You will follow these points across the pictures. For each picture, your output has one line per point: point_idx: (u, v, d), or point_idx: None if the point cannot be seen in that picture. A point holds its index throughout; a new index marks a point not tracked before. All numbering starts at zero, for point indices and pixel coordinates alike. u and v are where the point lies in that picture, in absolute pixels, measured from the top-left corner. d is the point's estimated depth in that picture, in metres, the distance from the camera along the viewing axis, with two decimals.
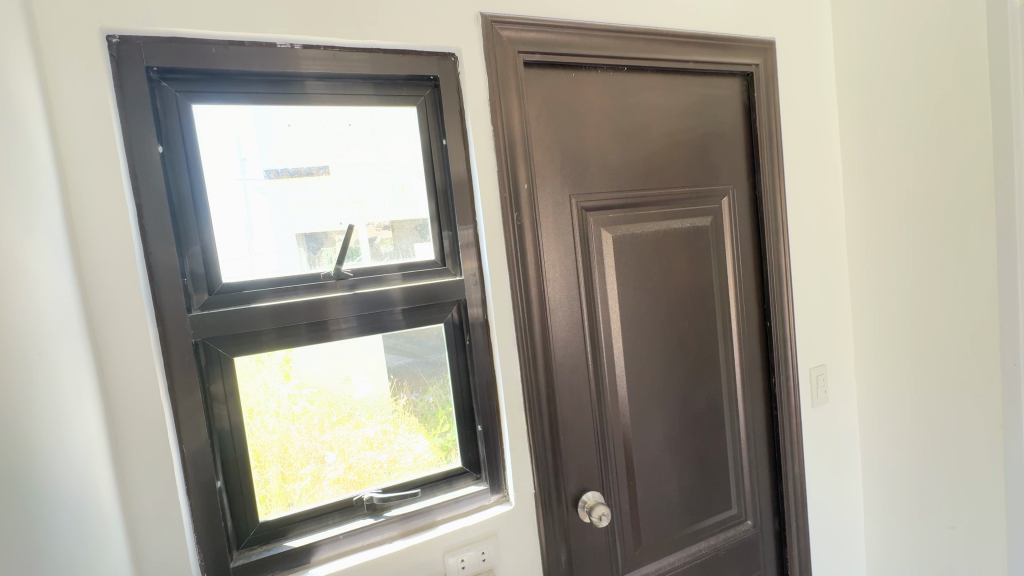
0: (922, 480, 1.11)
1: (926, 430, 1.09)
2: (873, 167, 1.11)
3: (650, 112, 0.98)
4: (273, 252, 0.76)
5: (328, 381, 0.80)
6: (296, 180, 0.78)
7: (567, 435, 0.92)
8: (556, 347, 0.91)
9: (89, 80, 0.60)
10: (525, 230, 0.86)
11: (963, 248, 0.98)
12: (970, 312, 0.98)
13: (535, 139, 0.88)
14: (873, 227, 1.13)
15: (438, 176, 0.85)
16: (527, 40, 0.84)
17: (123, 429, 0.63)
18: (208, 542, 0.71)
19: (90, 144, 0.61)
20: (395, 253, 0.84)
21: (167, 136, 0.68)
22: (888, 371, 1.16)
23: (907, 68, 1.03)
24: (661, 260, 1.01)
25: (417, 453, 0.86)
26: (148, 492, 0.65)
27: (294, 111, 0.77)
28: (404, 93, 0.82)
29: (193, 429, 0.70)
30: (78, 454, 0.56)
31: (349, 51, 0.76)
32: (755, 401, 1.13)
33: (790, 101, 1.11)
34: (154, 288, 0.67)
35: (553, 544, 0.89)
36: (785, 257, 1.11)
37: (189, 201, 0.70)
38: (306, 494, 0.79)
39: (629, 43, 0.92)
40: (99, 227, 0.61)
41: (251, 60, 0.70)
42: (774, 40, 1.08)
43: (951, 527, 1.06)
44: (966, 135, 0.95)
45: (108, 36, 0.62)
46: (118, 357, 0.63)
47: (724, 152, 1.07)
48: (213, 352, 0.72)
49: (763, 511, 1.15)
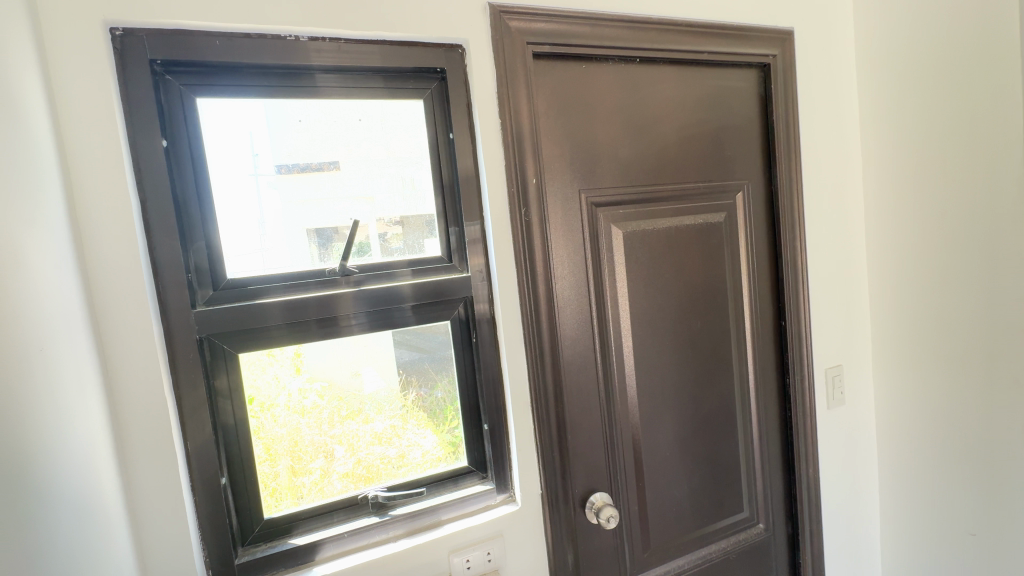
0: (942, 486, 1.08)
1: (946, 435, 1.06)
2: (895, 163, 1.07)
3: (664, 104, 0.96)
4: (283, 247, 0.76)
5: (338, 376, 0.79)
6: (306, 174, 0.77)
7: (575, 435, 0.90)
8: (564, 346, 0.89)
9: (92, 74, 0.60)
10: (533, 224, 0.84)
11: (990, 246, 0.94)
12: (997, 314, 0.94)
13: (545, 132, 0.86)
14: (894, 224, 1.09)
15: (446, 170, 0.83)
16: (537, 31, 0.82)
17: (127, 424, 0.63)
18: (213, 537, 0.71)
19: (94, 139, 0.60)
20: (404, 249, 0.83)
21: (171, 129, 0.68)
22: (908, 374, 1.12)
23: (932, 59, 0.98)
24: (673, 256, 0.98)
25: (425, 449, 0.86)
26: (152, 488, 0.65)
27: (303, 105, 0.76)
28: (411, 86, 0.80)
29: (197, 424, 0.69)
30: (81, 451, 0.55)
31: (355, 43, 0.74)
32: (768, 401, 1.10)
33: (808, 93, 1.07)
34: (158, 283, 0.66)
35: (560, 545, 0.88)
36: (801, 254, 1.08)
37: (193, 195, 0.69)
38: (315, 488, 0.79)
39: (642, 34, 0.90)
40: (102, 221, 0.61)
41: (256, 53, 0.69)
42: (792, 29, 1.04)
43: (972, 534, 1.03)
44: (996, 130, 0.91)
45: (111, 29, 0.62)
46: (123, 353, 0.63)
47: (739, 146, 1.04)
48: (218, 347, 0.71)
49: (776, 513, 1.13)
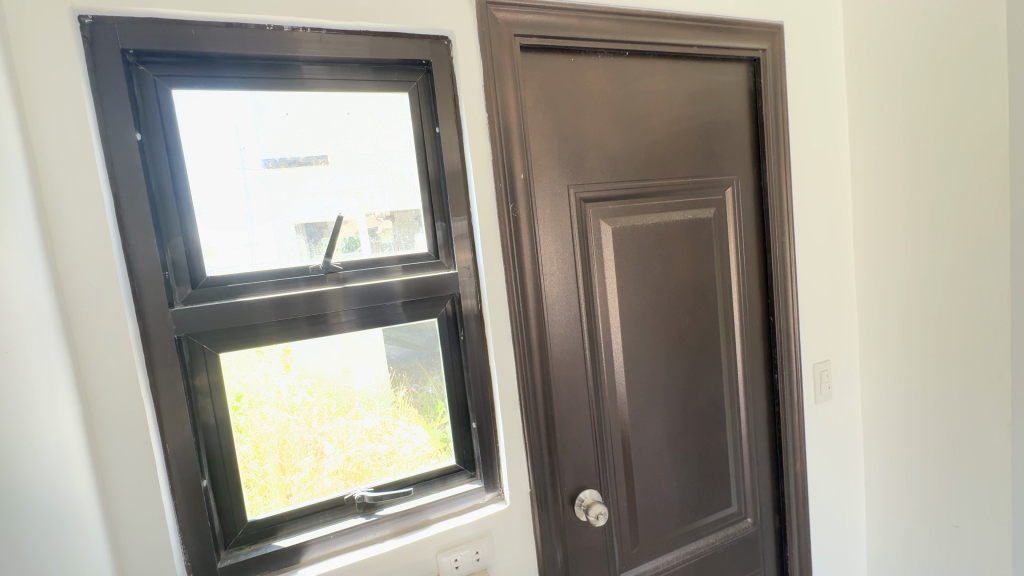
0: (928, 480, 1.09)
1: (931, 430, 1.07)
2: (883, 160, 1.07)
3: (654, 98, 0.95)
4: (272, 243, 0.74)
5: (328, 372, 0.78)
6: (294, 169, 0.75)
7: (563, 434, 0.90)
8: (552, 343, 0.88)
9: (61, 64, 0.57)
10: (520, 220, 0.83)
11: (974, 241, 0.95)
12: (981, 308, 0.95)
13: (533, 126, 0.85)
14: (881, 221, 1.10)
15: (433, 165, 0.82)
16: (525, 23, 0.81)
17: (101, 427, 0.61)
18: (194, 541, 0.69)
19: (63, 132, 0.58)
20: (394, 245, 0.82)
21: (145, 122, 0.65)
22: (893, 369, 1.13)
23: (917, 56, 0.99)
24: (662, 251, 0.98)
25: (416, 446, 0.85)
26: (129, 492, 0.63)
27: (287, 97, 0.74)
28: (397, 79, 0.79)
29: (175, 425, 0.68)
30: (51, 454, 0.53)
31: (340, 34, 0.72)
32: (756, 395, 1.11)
33: (797, 88, 1.07)
34: (134, 282, 0.64)
35: (549, 543, 0.88)
36: (790, 249, 1.08)
37: (170, 191, 0.67)
38: (305, 486, 0.77)
39: (631, 27, 0.89)
40: (74, 218, 0.59)
41: (237, 43, 0.67)
42: (781, 24, 1.03)
43: (955, 526, 1.05)
44: (983, 125, 0.91)
45: (80, 17, 0.59)
46: (96, 354, 0.61)
47: (728, 141, 1.04)
48: (198, 346, 0.70)
49: (764, 507, 1.13)
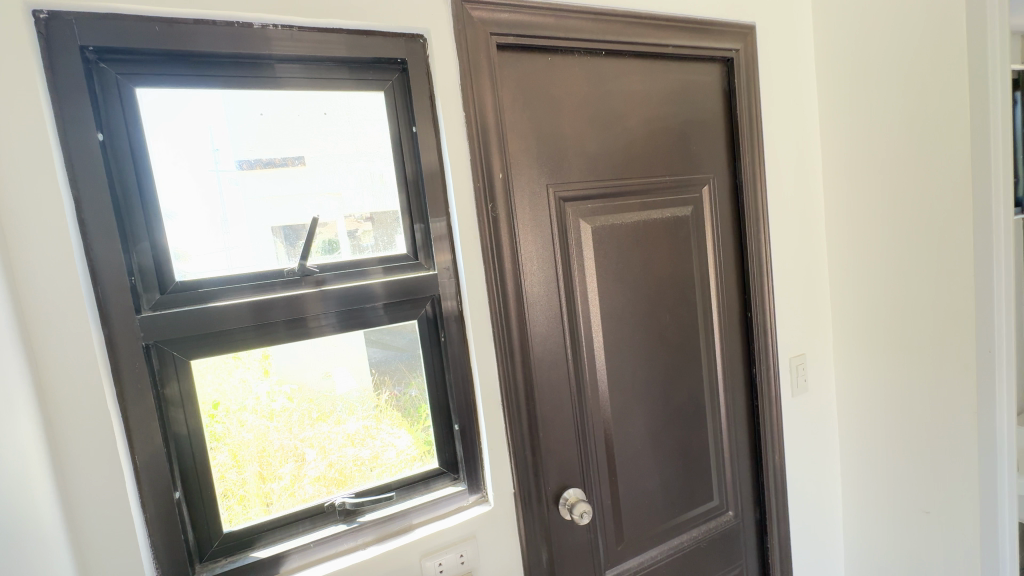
0: (900, 467, 1.13)
1: (903, 419, 1.10)
2: (851, 158, 1.11)
3: (631, 97, 0.95)
4: (247, 245, 0.72)
5: (308, 377, 0.77)
6: (270, 170, 0.74)
7: (547, 434, 0.90)
8: (534, 343, 0.88)
9: (14, 62, 0.55)
10: (500, 221, 0.83)
11: (941, 237, 0.99)
12: (947, 301, 0.99)
13: (512, 125, 0.84)
14: (851, 218, 1.13)
15: (410, 165, 0.81)
16: (501, 22, 0.80)
17: (65, 440, 0.59)
18: (167, 556, 0.67)
19: (19, 132, 0.55)
20: (374, 247, 0.81)
21: (108, 122, 0.63)
22: (865, 361, 1.16)
23: (883, 58, 1.03)
24: (641, 249, 0.99)
25: (399, 449, 0.83)
26: (96, 506, 0.60)
27: (260, 97, 0.72)
28: (372, 77, 0.77)
29: (145, 436, 0.65)
30: (12, 470, 0.51)
31: (312, 31, 0.71)
32: (735, 390, 1.12)
33: (769, 88, 1.09)
34: (98, 288, 0.62)
35: (535, 543, 0.88)
36: (765, 245, 1.10)
37: (135, 193, 0.65)
38: (286, 493, 0.76)
39: (607, 26, 0.89)
40: (32, 222, 0.56)
41: (205, 39, 0.65)
42: (753, 24, 1.05)
43: (926, 511, 1.09)
44: (945, 127, 0.95)
45: (35, 12, 0.56)
46: (56, 364, 0.58)
47: (704, 139, 1.05)
48: (168, 354, 0.67)
49: (744, 500, 1.15)
